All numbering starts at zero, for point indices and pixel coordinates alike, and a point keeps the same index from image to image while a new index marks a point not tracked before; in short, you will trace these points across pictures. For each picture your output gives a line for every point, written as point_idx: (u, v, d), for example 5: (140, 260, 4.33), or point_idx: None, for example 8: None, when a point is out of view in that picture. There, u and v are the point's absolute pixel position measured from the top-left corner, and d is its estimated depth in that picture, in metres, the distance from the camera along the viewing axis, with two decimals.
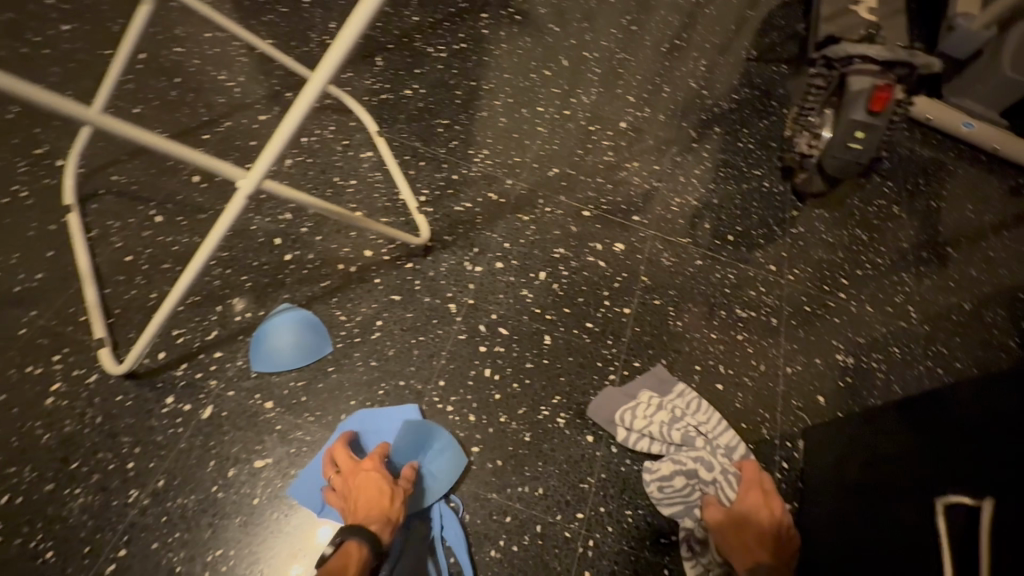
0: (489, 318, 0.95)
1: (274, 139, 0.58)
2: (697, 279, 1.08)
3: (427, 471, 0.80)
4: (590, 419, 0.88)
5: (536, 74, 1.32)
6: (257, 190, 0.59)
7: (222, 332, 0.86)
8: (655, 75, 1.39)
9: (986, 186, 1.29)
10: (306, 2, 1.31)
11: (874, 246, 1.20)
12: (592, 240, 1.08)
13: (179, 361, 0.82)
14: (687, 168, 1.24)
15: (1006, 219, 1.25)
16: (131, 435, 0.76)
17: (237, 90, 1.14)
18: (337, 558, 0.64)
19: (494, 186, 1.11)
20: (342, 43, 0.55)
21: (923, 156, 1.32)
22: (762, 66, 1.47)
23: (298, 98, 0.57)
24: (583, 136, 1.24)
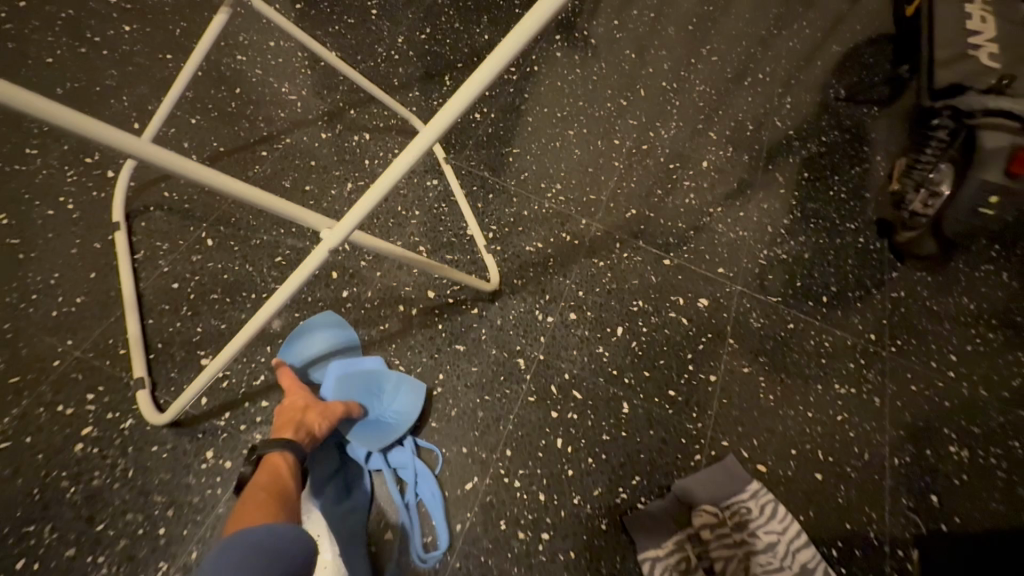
0: (562, 378, 0.85)
1: (368, 192, 0.50)
2: (789, 345, 0.96)
3: (384, 410, 0.77)
4: (620, 522, 0.75)
5: (613, 104, 1.23)
6: (343, 243, 0.51)
7: (271, 377, 0.77)
8: (738, 112, 1.29)
9: None
10: (373, 14, 1.24)
11: (987, 318, 1.06)
12: (673, 293, 0.98)
13: (224, 408, 0.74)
14: (775, 217, 1.13)
15: None
16: (165, 494, 0.67)
17: (299, 105, 1.06)
18: (263, 471, 0.61)
19: (568, 226, 1.02)
20: (473, 86, 0.45)
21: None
22: (854, 106, 1.36)
23: (408, 146, 0.48)
24: (663, 174, 1.14)
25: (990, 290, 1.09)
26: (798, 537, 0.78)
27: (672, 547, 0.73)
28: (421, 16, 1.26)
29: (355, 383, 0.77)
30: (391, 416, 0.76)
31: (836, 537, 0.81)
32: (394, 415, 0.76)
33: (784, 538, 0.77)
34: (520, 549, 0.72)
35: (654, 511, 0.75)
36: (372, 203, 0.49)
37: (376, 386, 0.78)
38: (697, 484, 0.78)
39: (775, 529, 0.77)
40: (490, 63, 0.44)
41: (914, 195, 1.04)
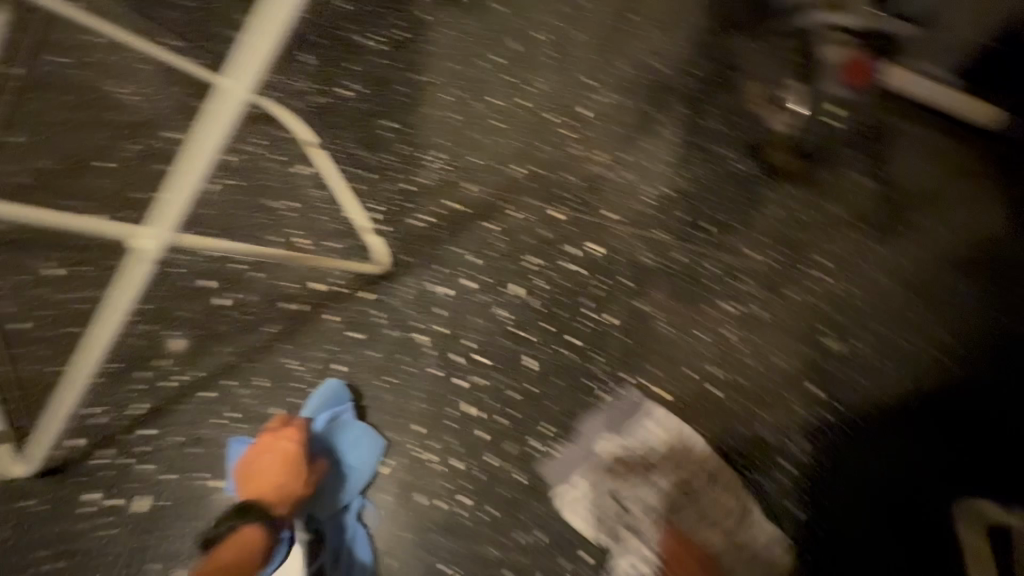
0: (465, 346, 0.86)
1: (183, 178, 0.57)
2: (680, 276, 1.01)
3: (347, 461, 0.78)
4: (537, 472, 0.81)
5: (487, 62, 1.20)
6: (175, 232, 0.59)
7: (152, 406, 0.78)
8: (615, 53, 1.29)
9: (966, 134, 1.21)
10: None
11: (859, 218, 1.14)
12: (568, 245, 1.00)
13: (100, 447, 0.75)
14: (657, 154, 1.17)
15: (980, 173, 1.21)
16: (57, 542, 0.71)
17: (141, 104, 0.96)
18: (234, 544, 0.66)
19: (456, 194, 1.00)
20: (242, 79, 0.54)
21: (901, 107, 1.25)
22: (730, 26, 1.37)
23: (208, 124, 0.56)
24: (545, 128, 1.14)
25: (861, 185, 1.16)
26: (695, 446, 0.87)
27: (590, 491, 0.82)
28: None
29: (324, 430, 0.78)
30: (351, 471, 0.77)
31: (732, 443, 0.90)
32: (355, 471, 0.77)
33: (689, 453, 0.87)
34: (441, 517, 0.78)
35: (567, 459, 0.83)
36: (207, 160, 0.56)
37: (349, 441, 0.78)
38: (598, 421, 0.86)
39: (680, 448, 0.86)
40: (259, 55, 0.53)
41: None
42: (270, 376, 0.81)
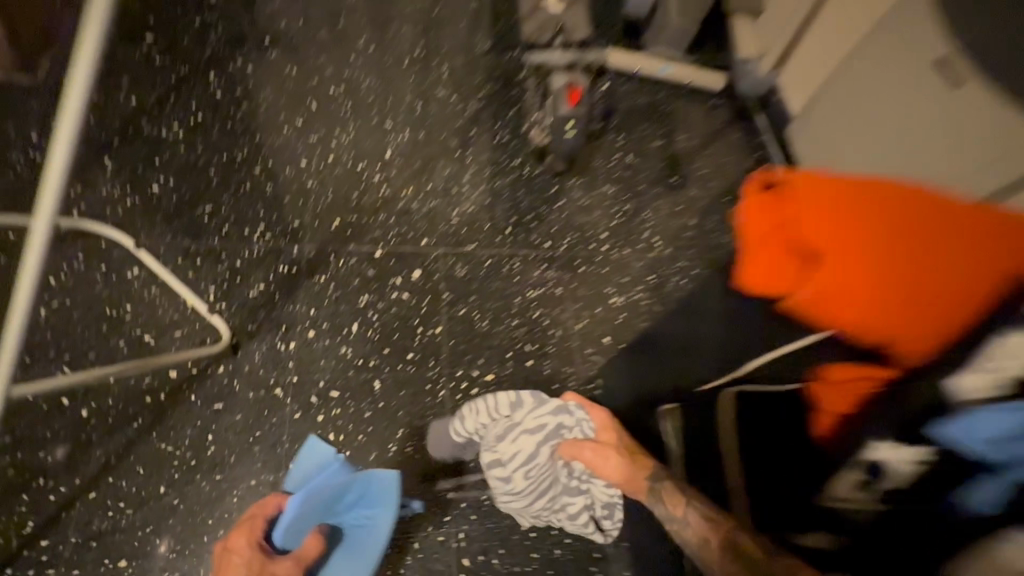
0: (319, 387, 1.06)
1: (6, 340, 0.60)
2: (490, 278, 1.26)
3: (350, 513, 0.93)
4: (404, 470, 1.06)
5: (288, 126, 1.33)
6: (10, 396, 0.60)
7: (38, 520, 0.92)
8: (406, 90, 1.46)
9: (687, 113, 1.57)
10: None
11: (623, 196, 1.45)
12: (392, 277, 1.20)
13: (3, 566, 0.90)
14: (456, 178, 1.38)
15: (707, 138, 1.56)
16: None
17: None
18: None
19: (283, 258, 1.15)
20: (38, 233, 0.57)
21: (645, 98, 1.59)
22: (506, 37, 1.56)
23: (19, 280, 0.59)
24: (355, 177, 1.31)
25: (623, 170, 1.49)
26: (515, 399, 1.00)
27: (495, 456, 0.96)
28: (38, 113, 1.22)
29: (308, 506, 0.85)
30: (367, 518, 0.93)
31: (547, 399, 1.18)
32: (371, 515, 0.93)
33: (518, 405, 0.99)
34: None
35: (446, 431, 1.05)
36: (30, 286, 0.59)
37: (349, 494, 0.91)
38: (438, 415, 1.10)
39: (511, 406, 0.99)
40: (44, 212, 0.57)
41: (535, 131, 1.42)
42: (147, 463, 0.97)
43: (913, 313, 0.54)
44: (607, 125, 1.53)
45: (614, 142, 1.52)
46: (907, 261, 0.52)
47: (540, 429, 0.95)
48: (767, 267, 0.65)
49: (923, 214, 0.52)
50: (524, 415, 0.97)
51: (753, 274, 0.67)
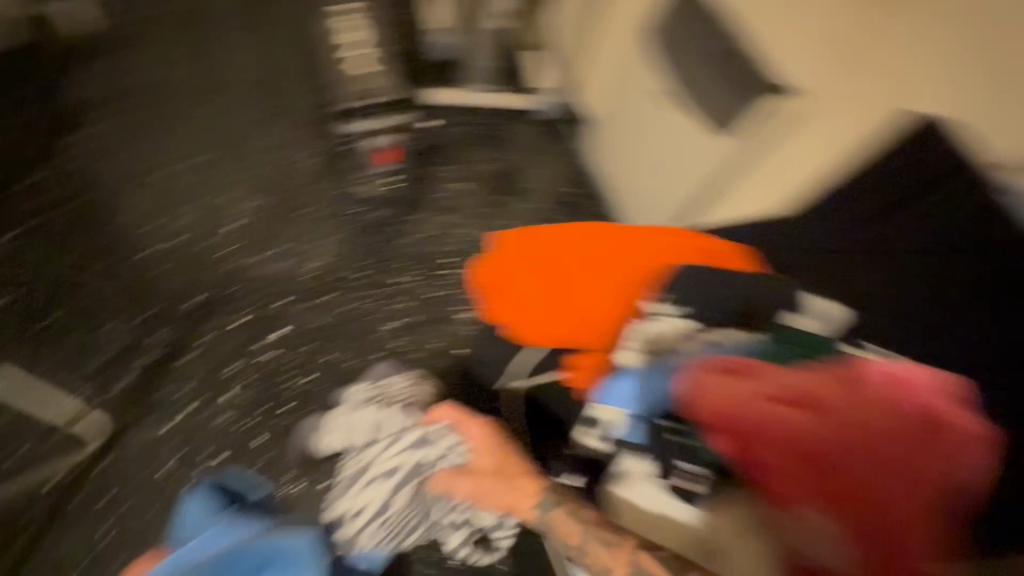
0: (205, 454, 1.24)
1: None
2: (348, 321, 1.45)
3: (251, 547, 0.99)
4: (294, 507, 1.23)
5: (132, 220, 1.47)
6: None
7: None
8: (245, 165, 1.62)
9: (506, 136, 1.81)
10: None
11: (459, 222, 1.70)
12: (256, 341, 1.37)
13: None
14: (304, 236, 1.54)
15: (526, 157, 1.82)
16: None
17: None
18: None
19: (148, 347, 1.30)
20: None
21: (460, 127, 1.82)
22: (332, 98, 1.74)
23: None
24: (205, 256, 1.45)
25: (454, 201, 1.75)
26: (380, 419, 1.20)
27: (355, 501, 1.13)
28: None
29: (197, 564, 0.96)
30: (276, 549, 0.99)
31: None
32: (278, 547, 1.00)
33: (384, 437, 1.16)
34: None
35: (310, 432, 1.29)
36: None
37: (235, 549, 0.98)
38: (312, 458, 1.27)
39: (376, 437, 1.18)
40: None
41: (361, 180, 1.65)
42: (63, 543, 1.16)
43: (571, 327, 1.17)
44: (432, 160, 1.78)
45: (441, 174, 1.77)
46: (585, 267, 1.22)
47: (395, 470, 1.11)
48: (507, 305, 1.27)
49: (569, 255, 1.24)
50: (382, 455, 1.14)
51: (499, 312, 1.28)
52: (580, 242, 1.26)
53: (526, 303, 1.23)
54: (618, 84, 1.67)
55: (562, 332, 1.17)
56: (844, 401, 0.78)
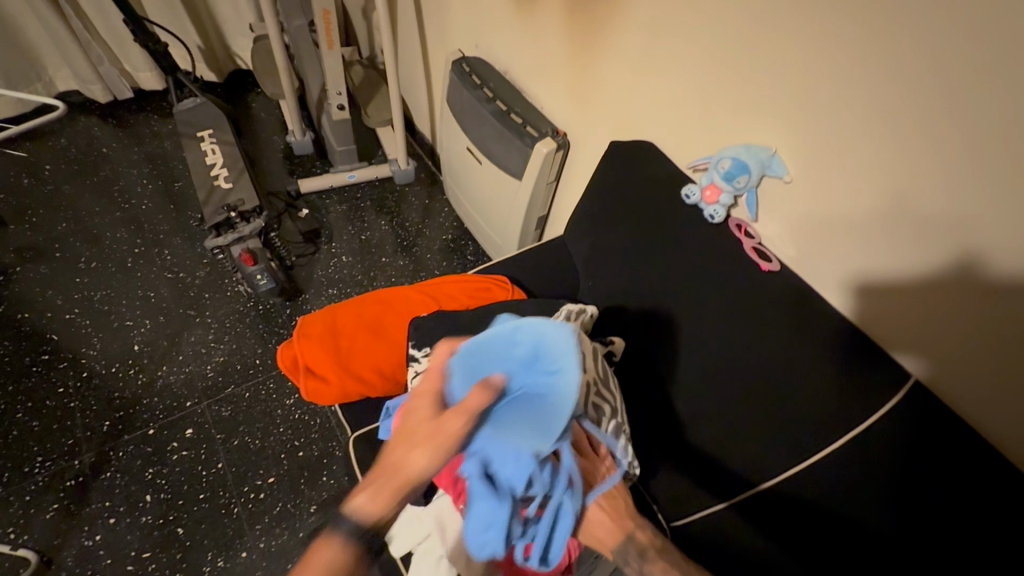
0: (131, 556, 1.39)
1: None
2: (252, 404, 1.66)
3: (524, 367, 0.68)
4: None
5: (37, 365, 1.67)
6: None
7: None
8: (137, 289, 1.87)
9: (367, 218, 2.22)
10: None
11: (342, 293, 1.98)
12: (168, 444, 1.56)
13: None
14: (202, 339, 1.77)
15: (389, 228, 2.20)
16: None
17: None
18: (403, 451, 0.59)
19: (68, 473, 1.49)
20: None
21: (344, 208, 2.23)
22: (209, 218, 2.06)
23: None
24: (113, 379, 1.66)
25: (337, 274, 2.02)
26: None
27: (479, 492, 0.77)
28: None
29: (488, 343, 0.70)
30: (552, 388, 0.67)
31: (321, 471, 1.56)
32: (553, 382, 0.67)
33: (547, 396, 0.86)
34: None
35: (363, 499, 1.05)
36: None
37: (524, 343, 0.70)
38: (238, 529, 1.46)
39: None
40: None
41: (243, 284, 1.86)
42: None
43: (372, 364, 1.06)
44: (319, 242, 2.11)
45: (329, 252, 2.08)
46: (357, 323, 1.09)
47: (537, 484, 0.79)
48: (313, 377, 1.04)
49: (347, 313, 1.11)
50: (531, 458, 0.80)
51: (309, 389, 1.04)
52: (353, 302, 1.14)
53: (314, 365, 1.04)
54: (442, 138, 1.90)
55: (365, 372, 1.05)
56: None
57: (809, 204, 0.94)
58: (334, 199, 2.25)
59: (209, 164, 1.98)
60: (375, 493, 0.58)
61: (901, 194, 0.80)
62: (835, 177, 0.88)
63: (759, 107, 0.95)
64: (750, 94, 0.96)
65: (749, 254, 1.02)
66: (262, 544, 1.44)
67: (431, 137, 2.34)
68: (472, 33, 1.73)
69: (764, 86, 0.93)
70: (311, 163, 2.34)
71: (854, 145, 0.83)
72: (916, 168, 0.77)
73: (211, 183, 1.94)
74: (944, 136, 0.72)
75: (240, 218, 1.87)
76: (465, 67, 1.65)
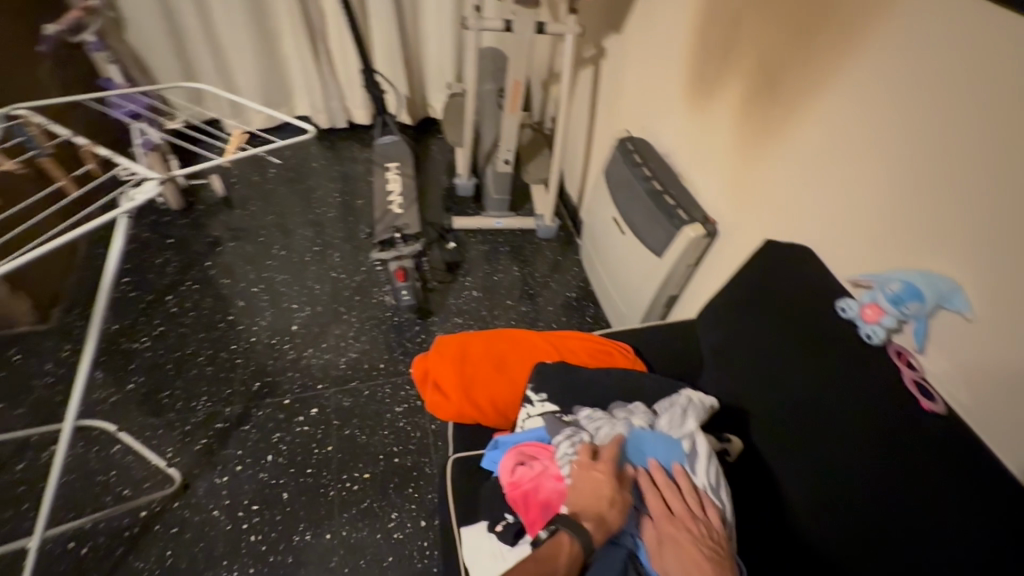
0: (244, 503, 1.60)
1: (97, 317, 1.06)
2: (369, 401, 1.84)
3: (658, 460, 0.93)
4: (304, 555, 1.52)
5: (222, 322, 2.04)
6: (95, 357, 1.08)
7: None
8: (308, 280, 2.22)
9: (502, 262, 2.39)
10: (19, 359, 1.83)
11: (466, 324, 2.14)
12: (296, 417, 1.79)
13: None
14: (344, 334, 2.03)
15: (519, 274, 2.35)
16: None
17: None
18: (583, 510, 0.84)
19: (219, 417, 1.77)
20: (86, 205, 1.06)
21: (485, 248, 2.44)
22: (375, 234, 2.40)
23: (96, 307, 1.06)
24: (270, 348, 1.97)
25: (465, 306, 2.20)
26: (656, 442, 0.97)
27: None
28: (58, 338, 1.89)
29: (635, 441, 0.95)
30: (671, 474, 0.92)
31: (409, 482, 1.67)
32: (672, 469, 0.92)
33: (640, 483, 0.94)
34: None
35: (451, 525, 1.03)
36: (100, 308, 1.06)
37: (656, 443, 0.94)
38: (329, 511, 1.60)
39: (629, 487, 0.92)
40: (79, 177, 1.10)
41: (388, 296, 2.11)
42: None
43: (489, 395, 1.14)
44: (457, 274, 2.32)
45: (464, 284, 2.28)
46: (485, 353, 1.19)
47: None
48: (436, 393, 1.15)
49: (478, 341, 1.22)
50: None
51: (430, 401, 1.15)
52: (485, 334, 1.24)
53: (441, 381, 1.15)
54: (591, 201, 2.02)
55: (481, 401, 1.14)
56: (552, 485, 0.94)
57: (986, 351, 0.86)
58: (479, 239, 2.48)
59: (389, 190, 2.33)
60: (592, 525, 0.83)
61: (971, 178, 0.85)
62: (900, 182, 0.98)
63: (833, 155, 1.12)
64: (827, 146, 1.14)
65: (910, 388, 0.92)
66: (344, 532, 1.56)
67: (578, 200, 2.50)
68: (642, 117, 1.87)
69: (948, 220, 0.89)
70: (467, 205, 2.62)
71: (907, 145, 0.96)
72: (975, 147, 0.85)
73: (386, 206, 2.27)
74: (967, 96, 0.85)
75: (403, 239, 2.16)
76: (629, 146, 1.77)
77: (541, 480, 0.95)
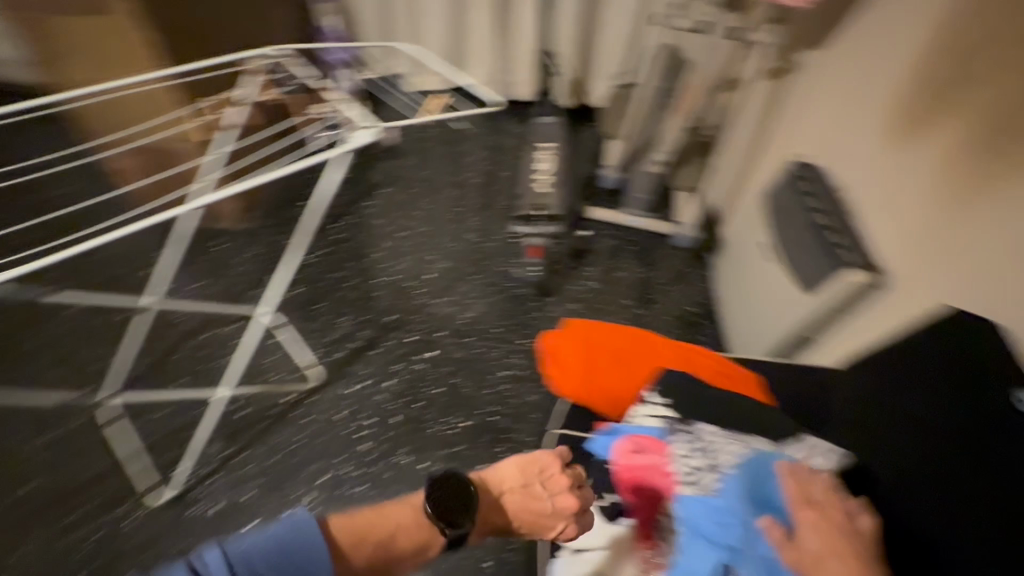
0: (361, 415, 1.84)
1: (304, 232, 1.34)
2: (478, 359, 1.99)
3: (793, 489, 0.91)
4: (399, 474, 1.72)
5: (370, 256, 2.31)
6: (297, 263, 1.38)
7: (201, 466, 1.71)
8: (446, 236, 2.41)
9: (627, 259, 2.40)
10: (219, 249, 2.24)
11: (579, 311, 2.20)
12: (415, 355, 1.99)
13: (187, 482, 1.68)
14: (469, 293, 2.20)
15: (641, 276, 2.34)
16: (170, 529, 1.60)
17: (188, 320, 2.03)
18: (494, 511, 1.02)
19: (354, 337, 2.03)
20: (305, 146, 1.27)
21: (614, 243, 2.45)
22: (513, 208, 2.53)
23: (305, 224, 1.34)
24: (405, 289, 2.20)
25: (582, 294, 2.25)
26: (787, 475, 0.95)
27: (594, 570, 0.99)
28: (248, 239, 2.27)
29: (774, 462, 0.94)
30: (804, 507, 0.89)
31: (499, 441, 1.80)
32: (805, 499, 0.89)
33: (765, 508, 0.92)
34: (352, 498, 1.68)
35: None
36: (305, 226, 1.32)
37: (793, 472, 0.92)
38: (425, 443, 1.79)
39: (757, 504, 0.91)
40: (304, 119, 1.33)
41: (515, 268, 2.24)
42: (264, 444, 1.76)
43: (603, 385, 1.20)
44: (582, 261, 2.37)
45: (586, 273, 2.33)
46: (608, 344, 1.24)
47: None
48: (555, 370, 1.23)
49: (604, 331, 1.27)
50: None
51: (548, 374, 1.24)
52: (612, 326, 1.29)
53: (562, 359, 1.23)
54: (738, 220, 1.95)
55: (595, 387, 1.20)
56: (663, 481, 1.01)
57: None
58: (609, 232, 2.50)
59: (537, 168, 2.43)
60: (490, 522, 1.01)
61: None
62: None
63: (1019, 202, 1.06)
64: (1015, 192, 1.07)
65: None
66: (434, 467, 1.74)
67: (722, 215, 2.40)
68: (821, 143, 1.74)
69: None
70: (605, 197, 2.64)
71: None
72: None
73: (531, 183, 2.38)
74: None
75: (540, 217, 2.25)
76: (799, 171, 1.68)
77: (654, 473, 1.02)
